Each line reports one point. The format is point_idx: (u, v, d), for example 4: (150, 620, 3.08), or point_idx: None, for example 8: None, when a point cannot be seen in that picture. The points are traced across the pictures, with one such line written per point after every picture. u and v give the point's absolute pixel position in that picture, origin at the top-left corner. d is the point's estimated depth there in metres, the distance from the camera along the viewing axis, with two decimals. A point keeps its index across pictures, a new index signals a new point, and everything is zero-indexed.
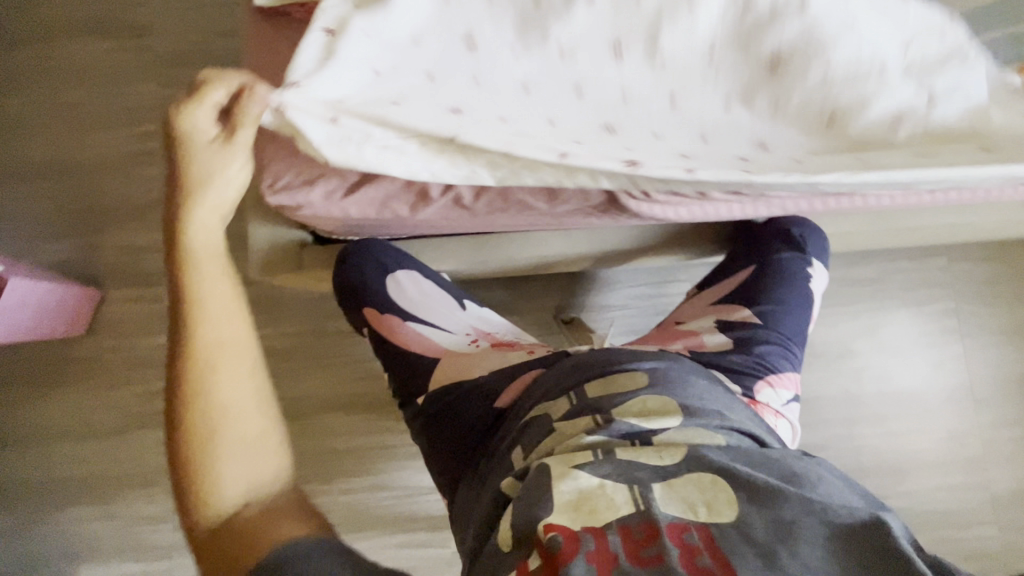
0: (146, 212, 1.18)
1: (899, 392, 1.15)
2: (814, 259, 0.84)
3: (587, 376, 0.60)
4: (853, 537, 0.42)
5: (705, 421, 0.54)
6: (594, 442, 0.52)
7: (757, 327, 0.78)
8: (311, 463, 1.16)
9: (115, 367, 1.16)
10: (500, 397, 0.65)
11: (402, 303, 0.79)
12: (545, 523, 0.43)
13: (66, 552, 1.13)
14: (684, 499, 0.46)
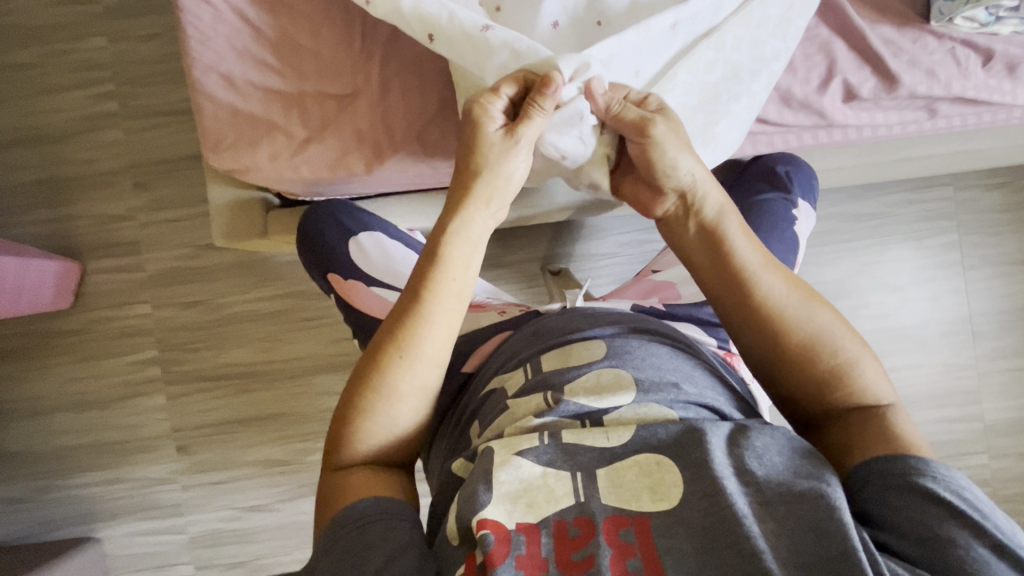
0: (115, 178, 1.14)
1: (894, 328, 1.13)
2: (802, 199, 0.80)
3: (544, 347, 0.60)
4: (788, 515, 0.45)
5: (660, 395, 0.54)
6: (546, 422, 0.53)
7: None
8: (307, 422, 1.17)
9: (105, 338, 1.16)
10: (466, 362, 0.68)
11: (365, 265, 0.75)
12: (478, 519, 0.46)
13: (81, 513, 1.18)
14: (627, 488, 0.48)
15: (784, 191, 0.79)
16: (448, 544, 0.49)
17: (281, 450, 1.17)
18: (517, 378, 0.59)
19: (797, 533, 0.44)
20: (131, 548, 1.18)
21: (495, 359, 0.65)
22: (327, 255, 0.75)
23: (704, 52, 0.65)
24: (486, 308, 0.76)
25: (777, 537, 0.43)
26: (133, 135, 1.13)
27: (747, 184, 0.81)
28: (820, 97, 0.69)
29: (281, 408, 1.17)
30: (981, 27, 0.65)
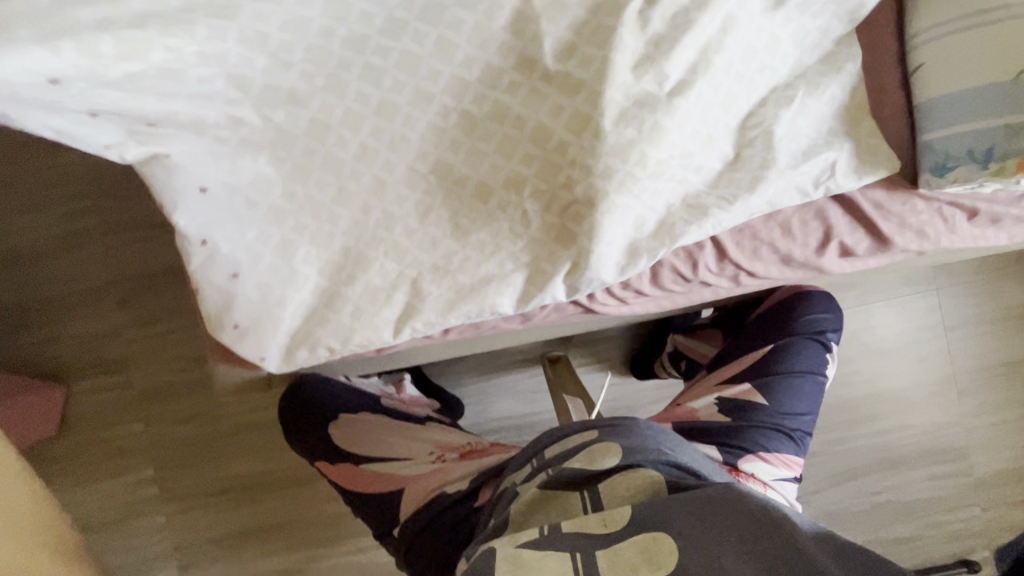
0: (97, 296, 1.10)
1: (885, 391, 1.17)
2: (832, 340, 0.73)
3: (546, 444, 0.61)
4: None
5: (645, 460, 0.56)
6: (547, 508, 0.54)
7: (761, 412, 0.69)
8: (315, 528, 1.15)
9: (95, 460, 1.12)
10: (477, 492, 0.62)
11: (354, 446, 0.72)
12: None
13: None
14: (627, 563, 0.48)
15: (817, 334, 0.72)
16: None
17: (288, 559, 1.15)
18: (523, 472, 0.60)
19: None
20: None
21: (506, 467, 0.63)
22: (315, 448, 0.72)
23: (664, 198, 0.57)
24: (488, 452, 0.69)
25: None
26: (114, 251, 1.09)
27: (770, 319, 0.73)
28: (819, 258, 0.60)
29: (287, 516, 1.15)
30: (967, 190, 0.56)
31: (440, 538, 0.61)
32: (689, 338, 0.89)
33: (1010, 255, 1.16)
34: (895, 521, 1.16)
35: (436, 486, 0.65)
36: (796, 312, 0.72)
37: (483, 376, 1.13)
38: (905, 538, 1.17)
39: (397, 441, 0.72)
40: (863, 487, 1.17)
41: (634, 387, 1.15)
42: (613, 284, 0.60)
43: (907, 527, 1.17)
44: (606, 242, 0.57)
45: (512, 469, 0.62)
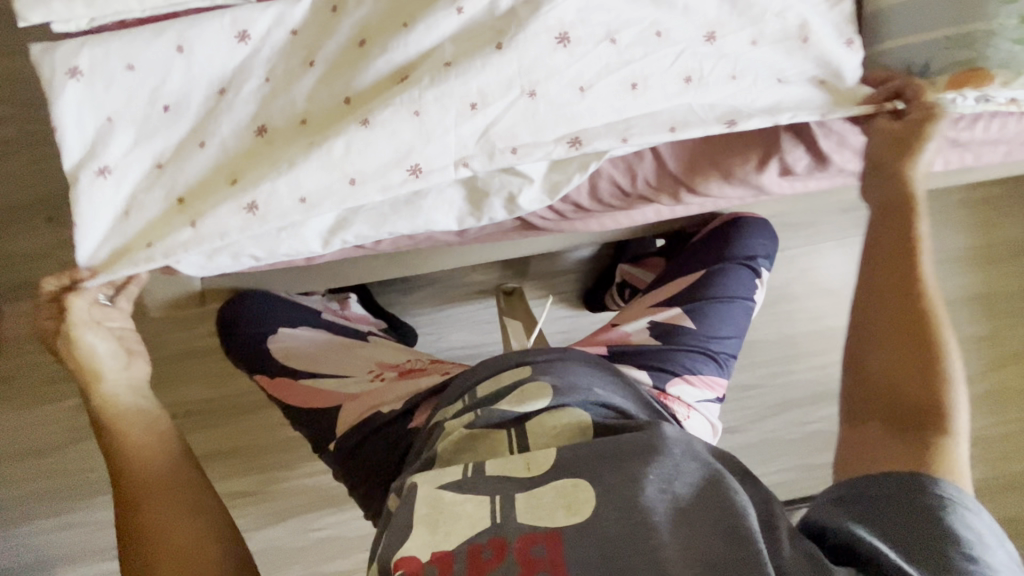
0: (24, 214, 1.02)
1: (825, 329, 1.21)
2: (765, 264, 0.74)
3: (479, 378, 0.57)
4: (713, 533, 0.40)
5: (575, 398, 0.51)
6: (475, 443, 0.50)
7: (688, 334, 0.65)
8: (267, 453, 1.16)
9: (36, 385, 1.09)
10: (413, 416, 0.60)
11: (291, 359, 0.69)
12: (396, 558, 0.41)
13: (38, 559, 1.15)
14: (545, 506, 0.42)
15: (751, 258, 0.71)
16: None
17: (242, 482, 1.16)
18: (456, 406, 0.56)
19: (716, 546, 0.39)
20: None
21: (443, 396, 0.60)
22: (254, 358, 0.70)
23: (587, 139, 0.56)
24: (428, 371, 0.67)
25: (688, 550, 0.39)
26: (38, 164, 1.01)
27: (708, 245, 0.73)
28: (758, 175, 0.60)
29: (240, 441, 1.15)
30: None
31: (380, 460, 0.59)
32: (634, 266, 0.89)
33: (962, 200, 1.18)
34: (824, 448, 1.25)
35: (373, 404, 0.63)
36: (732, 236, 0.72)
37: (437, 306, 1.13)
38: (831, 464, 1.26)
39: (337, 357, 0.70)
40: (797, 418, 1.24)
41: (586, 319, 1.16)
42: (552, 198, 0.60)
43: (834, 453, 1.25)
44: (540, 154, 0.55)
45: (445, 398, 0.59)
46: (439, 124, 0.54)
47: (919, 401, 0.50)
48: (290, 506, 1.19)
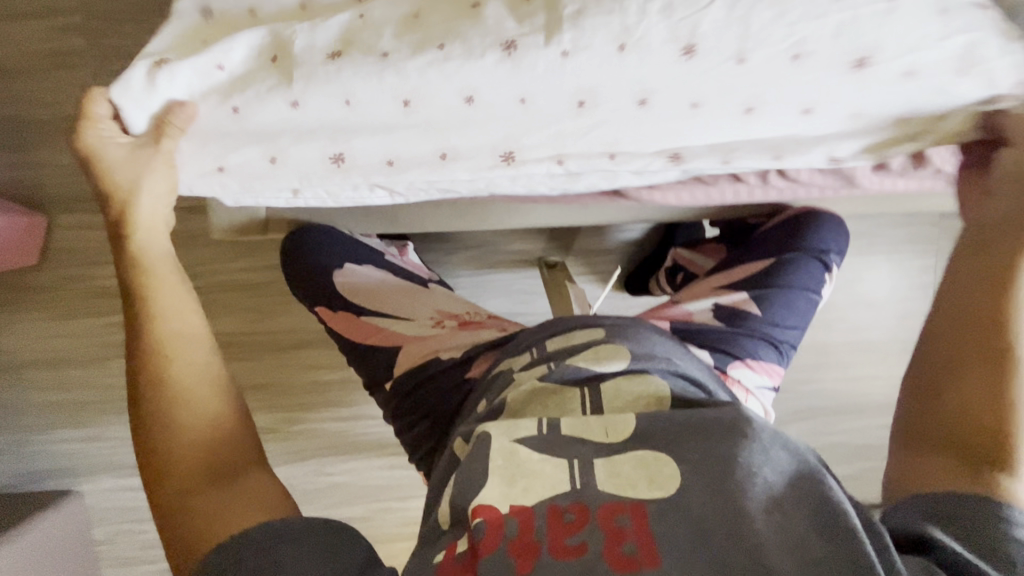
0: None
1: (861, 343, 1.20)
2: (836, 261, 0.72)
3: (548, 333, 0.57)
4: (808, 522, 0.39)
5: (653, 366, 0.52)
6: (546, 400, 0.50)
7: (753, 319, 0.65)
8: (292, 393, 1.17)
9: (80, 297, 1.10)
10: (470, 366, 0.61)
11: (356, 295, 0.70)
12: (472, 505, 0.42)
13: (62, 466, 1.18)
14: (624, 477, 0.43)
15: (821, 252, 0.70)
16: (438, 529, 0.45)
17: (267, 418, 1.18)
18: (524, 359, 0.56)
19: (813, 535, 0.39)
20: (110, 502, 1.20)
21: (505, 349, 0.60)
22: (316, 289, 0.71)
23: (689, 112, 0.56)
24: (486, 324, 0.67)
25: (785, 537, 0.38)
26: (102, 78, 1.00)
27: (779, 234, 0.72)
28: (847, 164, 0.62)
29: (267, 378, 1.16)
30: None
31: (436, 402, 0.60)
32: (691, 252, 0.88)
33: None
34: (841, 461, 1.24)
35: (432, 349, 0.63)
36: (804, 228, 0.71)
37: (476, 270, 1.12)
38: (846, 478, 1.26)
39: (399, 300, 0.71)
40: (819, 427, 1.23)
41: (625, 301, 1.16)
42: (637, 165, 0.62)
43: (850, 467, 1.25)
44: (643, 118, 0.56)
45: (508, 348, 0.60)
46: (554, 67, 0.53)
47: (975, 439, 0.48)
48: (308, 448, 1.20)
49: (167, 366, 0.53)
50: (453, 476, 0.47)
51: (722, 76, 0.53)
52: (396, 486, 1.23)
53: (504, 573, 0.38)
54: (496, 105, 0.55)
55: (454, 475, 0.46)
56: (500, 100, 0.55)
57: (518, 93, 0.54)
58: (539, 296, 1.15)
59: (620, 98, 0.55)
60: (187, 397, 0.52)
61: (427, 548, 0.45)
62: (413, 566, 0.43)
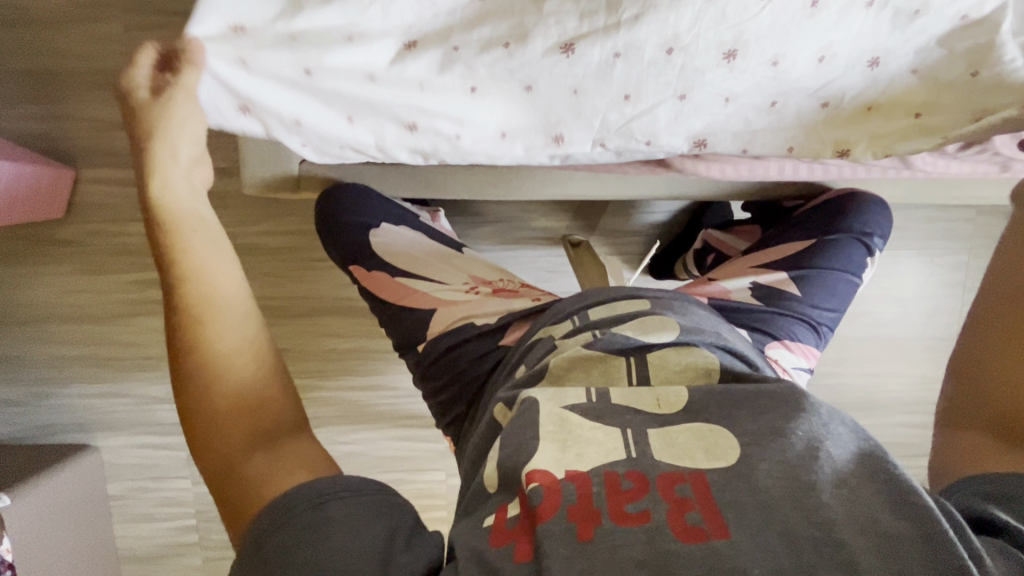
0: (114, 80, 1.02)
1: (885, 338, 1.18)
2: (879, 245, 0.71)
3: (588, 303, 0.57)
4: (877, 494, 0.37)
5: (699, 339, 0.51)
6: (591, 368, 0.50)
7: (792, 299, 0.63)
8: (310, 360, 1.17)
9: (104, 254, 1.10)
10: (506, 334, 0.60)
11: (389, 256, 0.70)
12: (527, 470, 0.41)
13: (81, 420, 1.19)
14: (681, 448, 0.42)
15: (864, 235, 0.69)
16: (482, 494, 0.44)
17: None
18: (563, 327, 0.55)
19: (884, 507, 0.37)
20: (127, 459, 1.21)
21: (541, 317, 0.59)
22: (349, 247, 0.70)
23: (750, 79, 0.54)
24: (520, 293, 0.66)
25: (854, 509, 0.36)
26: (135, 32, 0.99)
27: (821, 215, 0.70)
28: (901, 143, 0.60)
29: (285, 344, 1.16)
30: None
31: (473, 366, 0.59)
32: (723, 233, 0.87)
33: None
34: None
35: (467, 313, 0.63)
36: (846, 210, 0.70)
37: (501, 245, 1.11)
38: None
39: (433, 264, 0.70)
40: None
41: (648, 284, 1.15)
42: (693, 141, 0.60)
43: None
44: (701, 88, 0.55)
45: (545, 317, 0.59)
46: (612, 26, 0.50)
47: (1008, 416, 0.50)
48: (324, 415, 1.21)
49: (203, 333, 0.51)
50: (496, 443, 0.46)
51: (786, 41, 0.52)
52: (409, 457, 1.24)
53: (564, 539, 0.37)
54: (547, 64, 0.53)
55: (498, 441, 0.45)
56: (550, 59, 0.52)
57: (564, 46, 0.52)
58: (562, 275, 1.14)
59: (675, 65, 0.53)
60: (228, 368, 0.50)
61: (470, 515, 0.44)
62: (460, 530, 0.42)
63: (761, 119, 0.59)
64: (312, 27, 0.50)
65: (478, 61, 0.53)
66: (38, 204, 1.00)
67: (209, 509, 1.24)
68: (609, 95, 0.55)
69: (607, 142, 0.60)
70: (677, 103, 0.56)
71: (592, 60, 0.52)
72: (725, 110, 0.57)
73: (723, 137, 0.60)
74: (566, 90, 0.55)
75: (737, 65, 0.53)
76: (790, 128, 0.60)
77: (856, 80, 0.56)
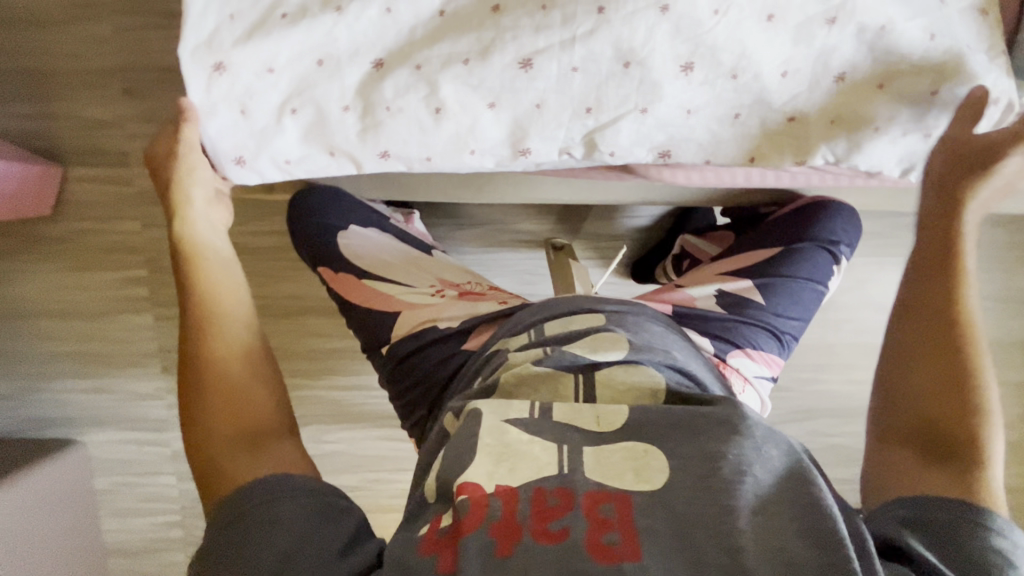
0: (103, 80, 1.03)
1: (868, 345, 1.18)
2: (846, 255, 0.70)
3: (547, 316, 0.57)
4: (789, 513, 0.39)
5: (648, 358, 0.51)
6: (538, 384, 0.50)
7: (756, 308, 0.63)
8: (294, 359, 1.18)
9: (92, 251, 1.12)
10: (466, 341, 0.60)
11: (357, 258, 0.70)
12: (459, 482, 0.43)
13: (69, 414, 1.21)
14: (611, 467, 0.43)
15: (831, 244, 0.69)
16: (425, 502, 0.45)
17: None
18: (520, 339, 0.55)
19: (794, 525, 0.38)
20: (113, 454, 1.23)
21: (502, 325, 0.60)
22: (318, 249, 0.71)
23: (715, 87, 0.51)
24: (486, 296, 0.67)
25: (766, 529, 0.38)
26: (124, 34, 1.01)
27: (790, 223, 0.71)
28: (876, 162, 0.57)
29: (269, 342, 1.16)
30: None
31: (433, 371, 0.60)
32: (699, 239, 0.87)
33: None
34: (839, 464, 1.23)
35: (430, 318, 0.63)
36: (814, 218, 0.70)
37: (484, 247, 1.12)
38: (842, 480, 1.24)
39: (402, 267, 0.70)
40: (820, 428, 1.22)
41: (630, 288, 1.15)
42: (660, 154, 0.55)
43: (847, 471, 1.24)
44: (663, 97, 0.51)
45: (505, 327, 0.59)
46: (568, 33, 0.48)
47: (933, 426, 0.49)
48: (307, 414, 1.22)
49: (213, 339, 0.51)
50: (440, 455, 0.47)
51: (751, 48, 0.50)
52: (391, 457, 1.24)
53: (484, 554, 0.39)
54: (499, 73, 0.50)
55: (441, 454, 0.46)
56: (502, 67, 0.49)
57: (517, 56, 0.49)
58: (544, 278, 1.14)
59: (633, 72, 0.50)
60: (235, 387, 0.49)
61: (412, 522, 0.45)
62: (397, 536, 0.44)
63: (728, 133, 0.54)
64: (276, 42, 0.49)
65: (427, 67, 0.50)
66: (25, 201, 1.02)
67: (194, 504, 1.25)
68: (565, 105, 0.51)
69: (567, 152, 0.54)
70: (639, 116, 0.51)
71: (543, 67, 0.49)
72: (689, 122, 0.53)
73: (690, 149, 0.55)
74: (520, 101, 0.51)
75: (696, 77, 0.50)
76: (765, 143, 0.55)
77: (834, 91, 0.52)
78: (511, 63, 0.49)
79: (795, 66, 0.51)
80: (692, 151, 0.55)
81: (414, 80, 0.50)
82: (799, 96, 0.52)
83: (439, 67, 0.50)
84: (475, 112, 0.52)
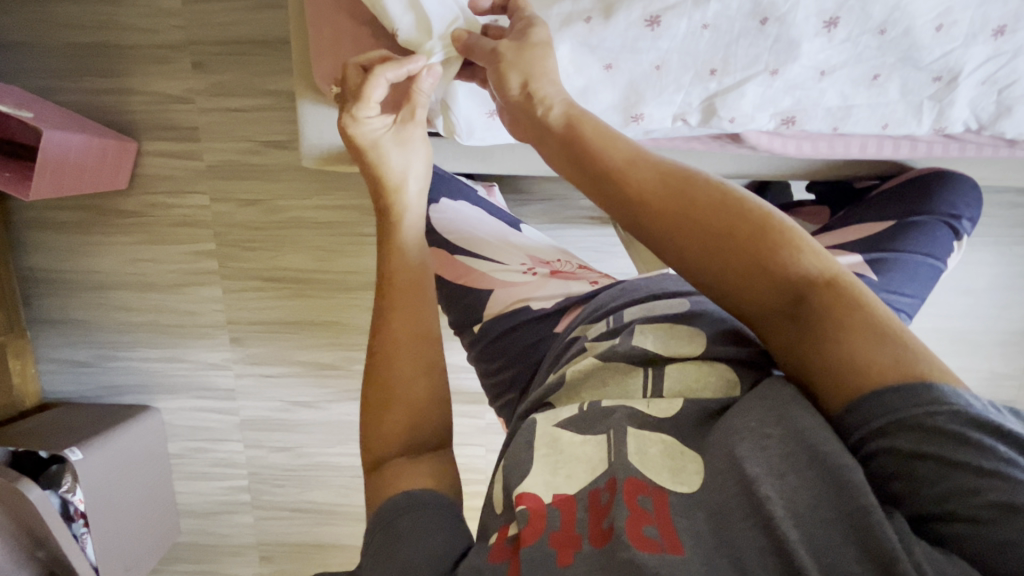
0: (173, 54, 1.03)
1: (953, 330, 1.10)
2: (966, 233, 0.65)
3: (628, 302, 0.51)
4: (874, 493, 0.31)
5: (729, 349, 0.44)
6: (607, 377, 0.45)
7: (866, 279, 0.57)
8: (356, 333, 1.19)
9: (165, 224, 1.14)
10: (554, 324, 0.58)
11: (447, 232, 0.69)
12: (516, 492, 0.38)
13: (145, 383, 1.26)
14: (665, 465, 0.37)
15: (950, 219, 0.64)
16: (491, 512, 0.41)
17: (331, 354, 1.20)
18: (597, 328, 0.50)
19: (823, 501, 0.31)
20: (184, 421, 1.28)
21: (587, 309, 0.55)
22: None
23: (853, 44, 0.55)
24: (577, 275, 0.65)
25: (793, 504, 0.31)
26: (196, 7, 1.00)
27: (901, 198, 0.67)
28: (995, 126, 0.60)
29: (331, 316, 1.17)
30: None
31: (521, 355, 0.58)
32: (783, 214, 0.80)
33: None
34: None
35: (523, 297, 0.62)
36: (929, 192, 0.66)
37: (546, 223, 1.09)
38: None
39: (488, 244, 0.69)
40: None
41: None
42: (781, 119, 0.60)
43: None
44: (795, 62, 0.56)
45: (584, 316, 0.54)
46: None
47: None
48: None
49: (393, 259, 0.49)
50: (502, 461, 0.43)
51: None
52: None
53: (544, 564, 0.33)
54: (642, 29, 0.55)
55: (503, 458, 0.42)
56: (644, 24, 0.54)
57: (652, 12, 0.54)
58: (606, 255, 1.11)
59: (773, 27, 0.54)
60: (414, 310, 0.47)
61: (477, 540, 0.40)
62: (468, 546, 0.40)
63: (860, 95, 0.59)
64: None
65: (568, 20, 0.54)
66: (96, 174, 1.02)
67: (262, 471, 1.29)
68: (703, 65, 0.56)
69: (687, 117, 0.60)
70: (768, 79, 0.57)
71: (684, 25, 0.54)
72: (819, 84, 0.58)
73: (815, 113, 0.60)
74: (663, 56, 0.56)
75: (838, 34, 0.55)
76: (889, 103, 0.59)
77: (974, 47, 0.55)
78: (655, 20, 0.54)
79: (951, 19, 0.54)
80: (815, 115, 0.60)
81: (555, 31, 0.55)
82: (936, 48, 0.55)
83: (581, 28, 0.55)
84: (617, 69, 0.57)
